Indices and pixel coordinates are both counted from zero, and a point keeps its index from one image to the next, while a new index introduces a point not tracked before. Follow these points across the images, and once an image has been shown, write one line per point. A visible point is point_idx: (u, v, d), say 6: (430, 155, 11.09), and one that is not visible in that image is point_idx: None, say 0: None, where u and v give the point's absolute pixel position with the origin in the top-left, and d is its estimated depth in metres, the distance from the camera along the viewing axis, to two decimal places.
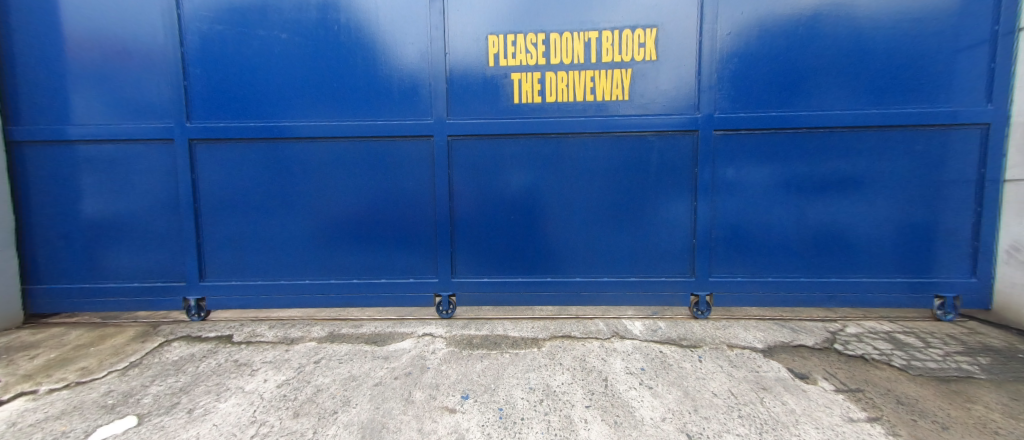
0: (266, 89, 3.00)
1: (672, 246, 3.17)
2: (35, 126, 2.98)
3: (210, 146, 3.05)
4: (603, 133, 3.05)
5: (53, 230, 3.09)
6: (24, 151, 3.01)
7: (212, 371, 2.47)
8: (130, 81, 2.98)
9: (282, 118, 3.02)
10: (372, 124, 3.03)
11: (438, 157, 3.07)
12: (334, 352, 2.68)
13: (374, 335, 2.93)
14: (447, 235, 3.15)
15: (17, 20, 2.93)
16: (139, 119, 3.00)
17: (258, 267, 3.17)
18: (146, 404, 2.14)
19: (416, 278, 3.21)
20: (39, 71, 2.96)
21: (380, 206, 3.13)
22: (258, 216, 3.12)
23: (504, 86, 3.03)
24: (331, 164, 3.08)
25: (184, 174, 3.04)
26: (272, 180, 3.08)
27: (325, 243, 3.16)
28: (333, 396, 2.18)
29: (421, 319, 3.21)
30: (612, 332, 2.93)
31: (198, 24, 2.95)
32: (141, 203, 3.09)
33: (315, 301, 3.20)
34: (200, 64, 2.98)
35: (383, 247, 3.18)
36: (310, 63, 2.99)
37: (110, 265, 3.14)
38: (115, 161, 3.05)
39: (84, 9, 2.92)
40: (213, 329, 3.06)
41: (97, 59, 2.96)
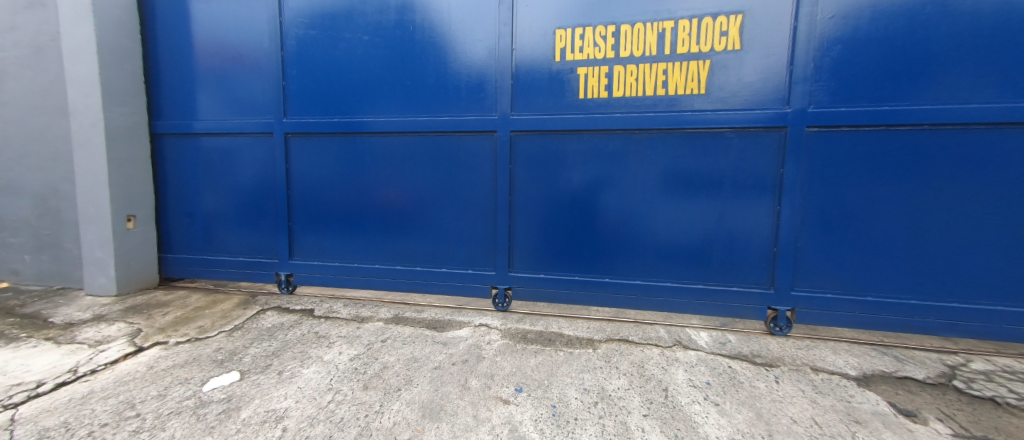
0: (349, 88, 3.28)
1: (748, 253, 2.91)
2: (172, 122, 3.56)
3: (301, 140, 3.41)
4: (674, 129, 2.87)
5: (182, 209, 3.69)
6: (163, 142, 3.62)
7: (298, 340, 2.78)
8: (241, 82, 3.43)
9: (361, 114, 3.28)
10: (440, 120, 3.17)
11: (501, 152, 3.12)
12: (399, 333, 2.87)
13: (434, 321, 3.09)
14: (507, 229, 3.20)
15: (160, 32, 3.50)
16: (247, 115, 3.46)
17: (337, 250, 3.51)
18: (247, 363, 2.48)
19: (475, 269, 3.32)
20: (174, 74, 3.53)
21: (444, 198, 3.28)
22: (338, 204, 3.44)
23: (570, 81, 2.98)
24: (402, 158, 3.28)
25: (280, 164, 3.44)
26: (351, 172, 3.37)
27: (394, 232, 3.39)
28: (397, 374, 2.34)
29: (478, 310, 3.30)
30: (674, 340, 2.77)
31: (296, 30, 3.30)
32: (247, 188, 3.56)
33: (383, 284, 3.46)
34: (296, 65, 3.33)
35: (445, 238, 3.32)
36: (387, 62, 3.21)
37: (222, 241, 3.67)
38: (228, 151, 3.54)
39: (210, 21, 3.42)
40: (299, 302, 3.44)
41: (217, 64, 3.45)
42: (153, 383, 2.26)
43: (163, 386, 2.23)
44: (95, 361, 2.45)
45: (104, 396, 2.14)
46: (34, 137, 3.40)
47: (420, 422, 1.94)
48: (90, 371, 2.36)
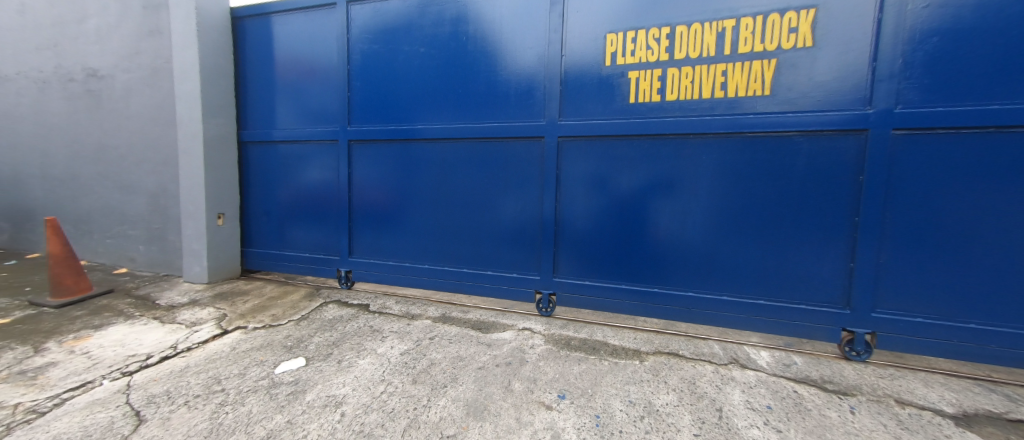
0: (405, 98, 3.49)
1: (818, 267, 2.65)
2: (255, 131, 4.02)
3: (362, 146, 3.68)
4: (734, 133, 2.71)
5: (261, 209, 4.13)
6: (248, 149, 4.09)
7: (354, 332, 2.99)
8: (313, 94, 3.79)
9: (416, 122, 3.47)
10: (490, 126, 3.26)
11: (549, 157, 3.14)
12: (446, 332, 2.98)
13: (479, 322, 3.17)
14: (552, 234, 3.21)
15: (248, 52, 3.97)
16: (317, 125, 3.80)
17: (391, 250, 3.73)
18: (311, 351, 2.72)
19: (519, 273, 3.36)
20: (258, 89, 3.98)
21: (491, 203, 3.36)
22: (393, 206, 3.67)
23: (620, 85, 2.93)
24: (452, 163, 3.42)
25: (343, 168, 3.74)
26: (405, 176, 3.58)
27: (443, 234, 3.54)
28: (444, 371, 2.44)
29: (522, 314, 3.32)
30: (730, 358, 2.60)
31: (361, 45, 3.58)
32: (315, 191, 3.91)
33: (432, 284, 3.62)
34: (360, 78, 3.61)
35: (491, 242, 3.41)
36: (441, 72, 3.37)
37: (292, 238, 4.05)
38: (300, 157, 3.92)
39: (289, 41, 3.82)
40: (357, 297, 3.71)
41: (294, 79, 3.84)
42: (235, 362, 2.55)
43: (243, 366, 2.52)
44: (190, 340, 2.82)
45: (197, 371, 2.45)
46: (150, 145, 4.00)
47: (464, 419, 2.00)
48: (187, 349, 2.71)
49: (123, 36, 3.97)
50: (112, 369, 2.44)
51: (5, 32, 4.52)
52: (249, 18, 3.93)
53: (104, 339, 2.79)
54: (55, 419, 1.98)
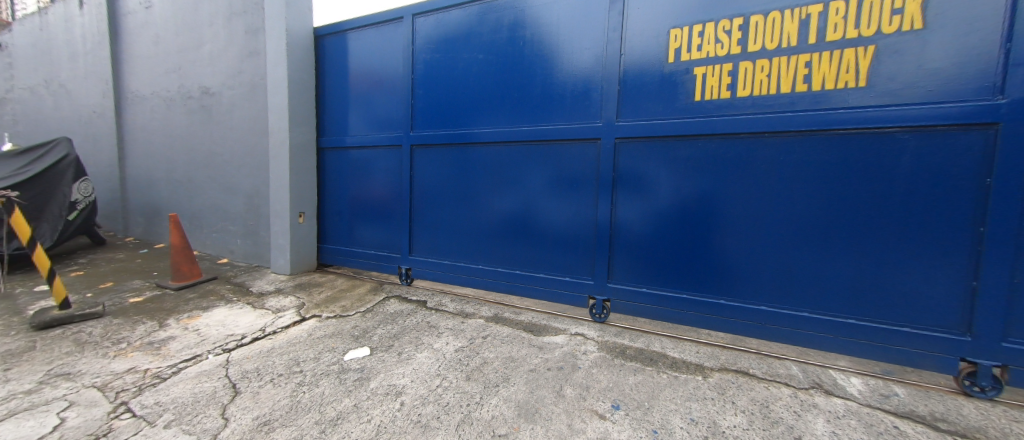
0: (463, 103, 3.63)
1: (928, 285, 2.28)
2: (331, 138, 4.42)
3: (423, 151, 3.89)
4: (819, 130, 2.43)
5: (334, 208, 4.54)
6: (325, 154, 4.52)
7: (413, 327, 3.15)
8: (381, 103, 4.08)
9: (472, 127, 3.59)
10: (545, 128, 3.27)
11: (605, 159, 3.06)
12: (498, 332, 3.03)
13: (531, 324, 3.17)
14: (607, 239, 3.12)
15: (327, 66, 4.39)
16: (384, 131, 4.09)
17: (447, 250, 3.88)
18: (375, 341, 2.92)
19: (573, 277, 3.31)
20: (335, 99, 4.38)
21: (545, 205, 3.36)
22: (450, 208, 3.81)
23: (684, 82, 2.77)
24: (507, 166, 3.48)
25: (406, 172, 3.97)
26: (462, 179, 3.71)
27: (497, 236, 3.60)
28: (496, 371, 2.48)
29: (575, 319, 3.26)
30: (812, 382, 2.32)
31: (424, 55, 3.78)
32: (381, 192, 4.20)
33: (485, 284, 3.70)
34: (422, 86, 3.82)
35: (544, 244, 3.40)
36: (498, 77, 3.45)
37: (360, 236, 4.39)
38: (368, 162, 4.24)
39: (361, 55, 4.16)
40: (415, 293, 3.91)
41: (365, 89, 4.17)
42: (311, 347, 2.83)
43: (317, 351, 2.77)
44: (275, 325, 3.18)
45: (280, 352, 2.76)
46: (247, 151, 4.59)
47: (516, 420, 2.01)
48: (272, 332, 3.06)
49: (229, 59, 4.61)
50: (215, 345, 2.83)
51: (144, 61, 5.48)
52: (328, 36, 4.34)
53: (210, 319, 3.24)
54: (173, 385, 2.33)
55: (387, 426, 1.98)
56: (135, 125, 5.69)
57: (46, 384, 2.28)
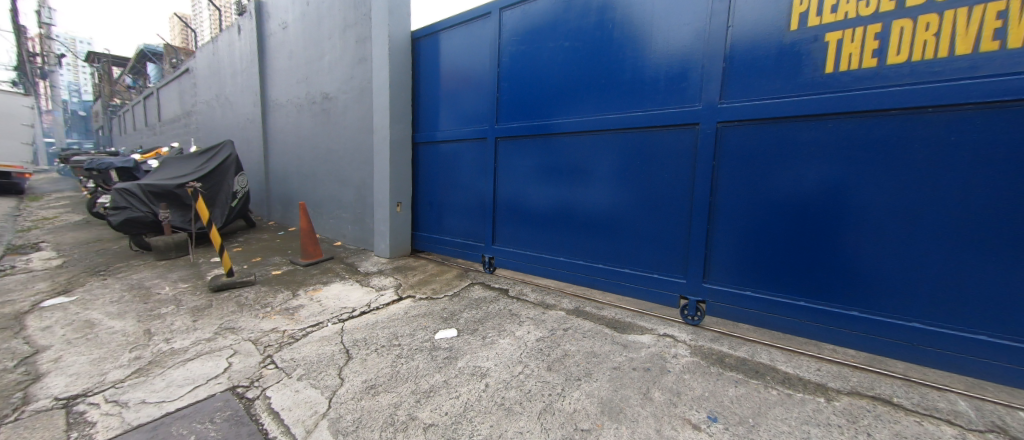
0: (548, 94, 3.60)
1: None
2: (425, 133, 4.78)
3: (508, 143, 3.97)
4: (1014, 102, 1.87)
5: (426, 198, 4.90)
6: (420, 149, 4.91)
7: (495, 314, 3.27)
8: (470, 98, 4.26)
9: (557, 117, 3.55)
10: (634, 115, 3.08)
11: (704, 147, 2.77)
12: (579, 325, 2.97)
13: (615, 321, 3.03)
14: (704, 234, 2.84)
15: (422, 66, 4.73)
16: (471, 125, 4.28)
17: (529, 241, 3.94)
18: (462, 324, 3.10)
19: (662, 275, 3.10)
20: (428, 97, 4.70)
21: (632, 198, 3.19)
22: (532, 200, 3.85)
23: (811, 53, 2.35)
24: (592, 156, 3.38)
25: (491, 164, 4.11)
26: (545, 170, 3.72)
27: (580, 229, 3.54)
28: (578, 365, 2.44)
29: (663, 319, 3.02)
30: (989, 424, 1.82)
31: (510, 47, 3.84)
32: (468, 184, 4.41)
33: (567, 276, 3.67)
34: (508, 79, 3.89)
35: (630, 238, 3.24)
36: (585, 64, 3.34)
37: (449, 225, 4.68)
38: (457, 155, 4.48)
39: (452, 53, 4.38)
40: (498, 281, 4.02)
41: (455, 85, 4.39)
42: (407, 324, 3.12)
43: (412, 328, 3.05)
44: (378, 302, 3.58)
45: (383, 326, 3.09)
46: (357, 148, 5.21)
47: (599, 417, 1.96)
48: (376, 308, 3.45)
49: (343, 67, 5.26)
50: (332, 315, 3.29)
51: (281, 74, 6.56)
52: (423, 38, 4.66)
53: (328, 293, 3.79)
54: (303, 345, 2.79)
55: (474, 404, 2.09)
56: (275, 128, 6.87)
57: (219, 335, 2.91)
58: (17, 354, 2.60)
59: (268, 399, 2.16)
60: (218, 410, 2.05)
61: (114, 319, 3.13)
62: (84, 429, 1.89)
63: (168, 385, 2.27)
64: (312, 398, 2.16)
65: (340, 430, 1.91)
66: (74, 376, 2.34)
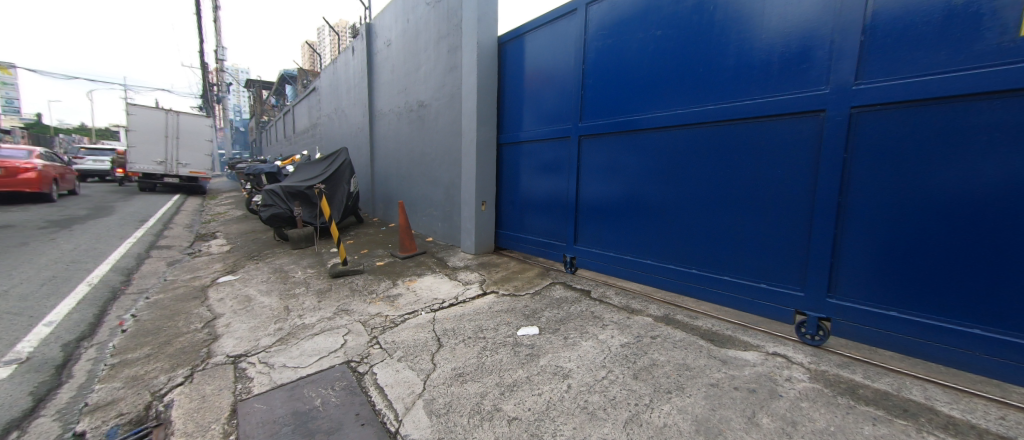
0: (636, 88, 3.45)
1: None
2: (509, 134, 4.92)
3: (592, 141, 3.89)
4: None
5: (509, 198, 5.05)
6: (503, 150, 5.07)
7: (577, 315, 3.22)
8: (553, 97, 4.27)
9: (647, 112, 3.36)
10: (739, 105, 2.78)
11: (831, 137, 2.36)
12: (669, 334, 2.76)
13: (711, 333, 2.72)
14: (827, 239, 2.43)
15: (508, 69, 4.87)
16: (554, 124, 4.28)
17: (613, 242, 3.81)
18: (543, 323, 3.13)
19: (772, 285, 2.75)
20: (512, 98, 4.83)
21: (734, 197, 2.87)
22: (617, 199, 3.71)
23: (999, 11, 1.85)
24: (686, 152, 3.13)
25: (574, 162, 4.06)
26: (632, 168, 3.55)
27: (671, 231, 3.31)
28: (668, 376, 2.27)
29: (773, 335, 2.63)
30: None
31: (596, 42, 3.74)
32: (550, 182, 4.42)
33: (656, 281, 3.47)
34: (593, 75, 3.80)
35: (731, 242, 2.94)
36: (680, 52, 3.10)
37: (531, 223, 4.74)
38: (539, 154, 4.51)
39: (536, 53, 4.43)
40: (580, 282, 3.91)
41: (538, 85, 4.43)
42: (491, 318, 3.26)
43: (496, 322, 3.17)
44: (465, 295, 3.80)
45: (469, 319, 3.28)
46: (447, 150, 5.59)
47: (694, 435, 1.79)
48: (463, 301, 3.67)
49: (436, 75, 5.70)
50: (425, 305, 3.59)
51: (385, 86, 7.37)
52: (509, 41, 4.80)
53: (422, 284, 4.15)
54: (402, 330, 3.10)
55: (556, 404, 2.09)
56: (379, 135, 7.75)
57: (337, 315, 3.39)
58: (203, 318, 3.37)
59: (374, 375, 2.44)
60: (337, 380, 2.40)
61: (263, 296, 3.86)
62: (245, 382, 2.37)
63: (300, 353, 2.73)
64: (410, 379, 2.39)
65: (433, 411, 2.07)
66: (238, 339, 2.96)
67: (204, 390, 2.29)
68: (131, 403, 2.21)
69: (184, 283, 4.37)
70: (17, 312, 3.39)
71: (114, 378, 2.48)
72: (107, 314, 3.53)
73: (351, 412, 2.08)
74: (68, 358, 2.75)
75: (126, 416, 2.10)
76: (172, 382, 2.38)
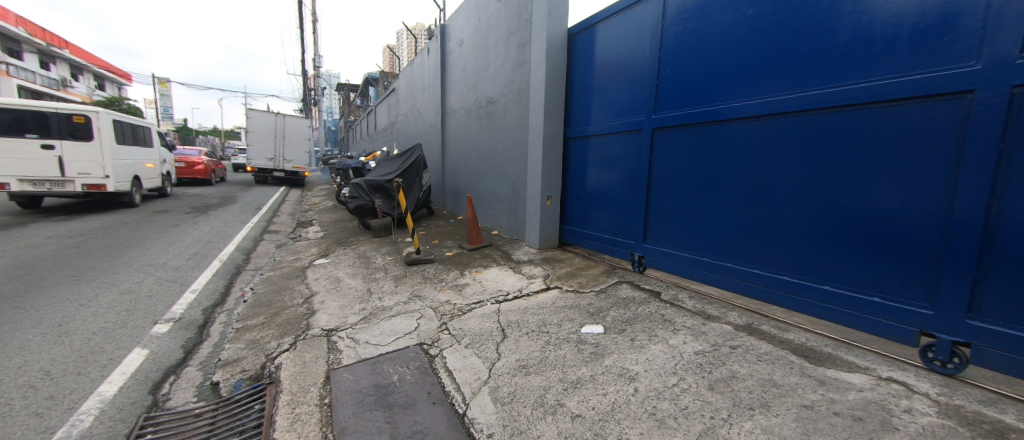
0: (721, 75, 3.17)
1: None
2: (576, 128, 4.83)
3: (666, 133, 3.65)
4: None
5: (575, 192, 4.97)
6: (570, 144, 4.99)
7: (646, 317, 3.06)
8: (625, 88, 4.09)
9: (734, 100, 3.07)
10: (851, 88, 2.40)
11: (982, 124, 1.93)
12: (753, 346, 2.50)
13: (805, 348, 2.41)
14: (972, 249, 2.00)
15: (577, 60, 4.76)
16: (625, 116, 4.09)
17: (688, 241, 3.57)
18: (609, 322, 3.04)
19: (889, 300, 2.36)
20: (581, 91, 4.73)
21: (841, 195, 2.50)
22: (694, 196, 3.45)
23: None
24: (781, 144, 2.80)
25: (645, 156, 3.85)
26: (713, 163, 3.27)
27: (758, 232, 3.00)
28: (750, 391, 2.06)
29: (888, 357, 2.24)
30: None
31: (675, 27, 3.50)
32: (618, 177, 4.25)
33: (739, 287, 3.18)
34: (670, 62, 3.56)
35: (834, 247, 2.58)
36: (776, 32, 2.78)
37: (597, 220, 4.61)
38: (608, 148, 4.36)
39: (608, 43, 4.26)
40: (649, 282, 3.71)
41: (609, 76, 4.27)
42: (555, 314, 3.25)
43: (560, 318, 3.16)
44: (528, 288, 3.85)
45: (533, 312, 3.31)
46: (514, 144, 5.67)
47: None
48: (526, 294, 3.72)
49: (505, 71, 5.79)
50: (490, 296, 3.71)
51: (456, 84, 7.69)
52: (579, 33, 4.69)
53: (488, 276, 4.29)
54: (469, 318, 3.23)
55: (622, 406, 2.03)
56: (450, 131, 8.12)
57: (411, 300, 3.66)
58: (303, 294, 3.89)
59: (444, 358, 2.60)
60: (411, 359, 2.59)
61: (350, 278, 4.33)
62: (336, 353, 2.68)
63: (381, 332, 3.00)
64: (476, 366, 2.49)
65: (498, 399, 2.14)
66: (330, 315, 3.35)
67: (305, 356, 2.64)
68: (251, 362, 2.63)
69: (289, 263, 5.06)
70: (173, 280, 4.24)
71: (239, 339, 2.97)
72: (232, 286, 4.23)
73: (423, 391, 2.24)
74: (207, 320, 3.36)
75: (247, 372, 2.52)
76: (280, 347, 2.78)
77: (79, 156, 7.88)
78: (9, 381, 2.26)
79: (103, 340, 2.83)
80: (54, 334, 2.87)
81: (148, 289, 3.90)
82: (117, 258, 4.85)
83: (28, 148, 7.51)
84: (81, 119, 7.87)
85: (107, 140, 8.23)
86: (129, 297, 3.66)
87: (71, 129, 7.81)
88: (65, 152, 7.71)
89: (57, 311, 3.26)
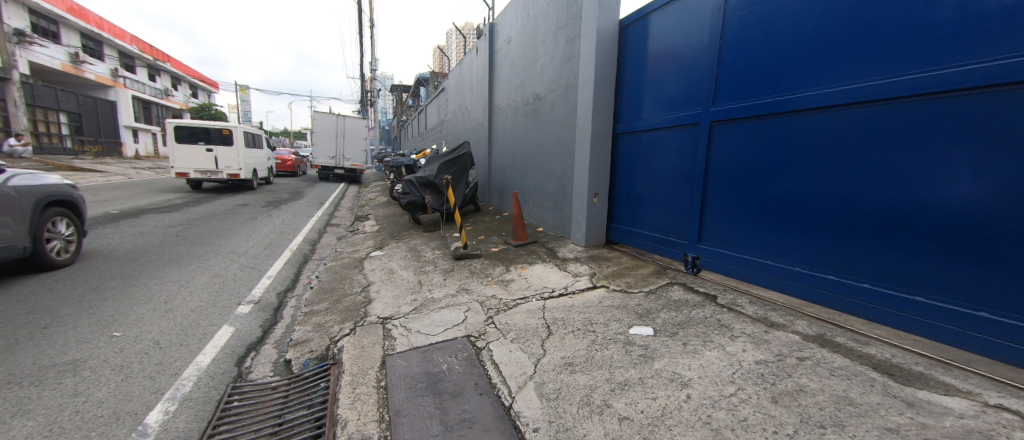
0: (794, 61, 2.90)
1: None
2: (626, 123, 4.67)
3: (726, 127, 3.43)
4: None
5: (623, 189, 4.82)
6: (619, 139, 4.85)
7: (700, 321, 2.90)
8: (681, 79, 3.88)
9: (809, 88, 2.80)
10: (958, 71, 2.10)
11: None
12: (825, 358, 2.28)
13: (890, 365, 2.15)
14: None
15: (628, 52, 4.60)
16: (680, 109, 3.89)
17: (749, 242, 3.34)
18: (659, 324, 2.93)
19: (1000, 316, 2.05)
20: (632, 84, 4.57)
21: (940, 193, 2.21)
22: (757, 194, 3.21)
23: None
24: (864, 136, 2.51)
25: (702, 151, 3.64)
26: (779, 158, 3.03)
27: (832, 232, 2.73)
28: (821, 408, 1.88)
29: (997, 380, 1.94)
30: None
31: (740, 12, 3.26)
32: (671, 173, 4.06)
33: (809, 294, 2.92)
34: (734, 50, 3.33)
35: (927, 252, 2.28)
36: (862, 10, 2.49)
37: (648, 218, 4.43)
38: (659, 143, 4.18)
39: (662, 32, 4.07)
40: (704, 285, 3.50)
41: (663, 67, 4.08)
42: (601, 313, 3.19)
43: (606, 318, 3.10)
44: (574, 286, 3.82)
45: (578, 310, 3.28)
46: (561, 140, 5.62)
47: None
48: (572, 292, 3.68)
49: (553, 66, 5.75)
50: (536, 292, 3.73)
51: (503, 82, 7.77)
52: (631, 24, 4.53)
53: (533, 272, 4.30)
54: (515, 313, 3.28)
55: (674, 412, 1.95)
56: (497, 128, 8.23)
57: (458, 293, 3.79)
58: (361, 283, 4.18)
59: (490, 351, 2.65)
60: (459, 350, 2.69)
61: (402, 269, 4.57)
62: (391, 340, 2.85)
63: (431, 323, 3.14)
64: (521, 360, 2.52)
65: (544, 395, 2.15)
66: (385, 304, 3.56)
67: (364, 341, 2.83)
68: (317, 343, 2.88)
69: (348, 254, 5.45)
70: (252, 266, 4.75)
71: (307, 323, 3.27)
72: (301, 274, 4.65)
73: (471, 381, 2.31)
74: (280, 304, 3.72)
75: (314, 353, 2.76)
76: (342, 332, 3.01)
77: (225, 156, 10.54)
78: (129, 347, 2.67)
79: (199, 317, 3.25)
80: (162, 309, 3.34)
81: (233, 273, 4.41)
82: (208, 246, 5.52)
83: (196, 151, 10.24)
84: (226, 131, 10.45)
85: (240, 145, 10.85)
86: (218, 280, 4.17)
87: (222, 138, 10.48)
88: (219, 153, 10.38)
89: (164, 289, 3.81)
